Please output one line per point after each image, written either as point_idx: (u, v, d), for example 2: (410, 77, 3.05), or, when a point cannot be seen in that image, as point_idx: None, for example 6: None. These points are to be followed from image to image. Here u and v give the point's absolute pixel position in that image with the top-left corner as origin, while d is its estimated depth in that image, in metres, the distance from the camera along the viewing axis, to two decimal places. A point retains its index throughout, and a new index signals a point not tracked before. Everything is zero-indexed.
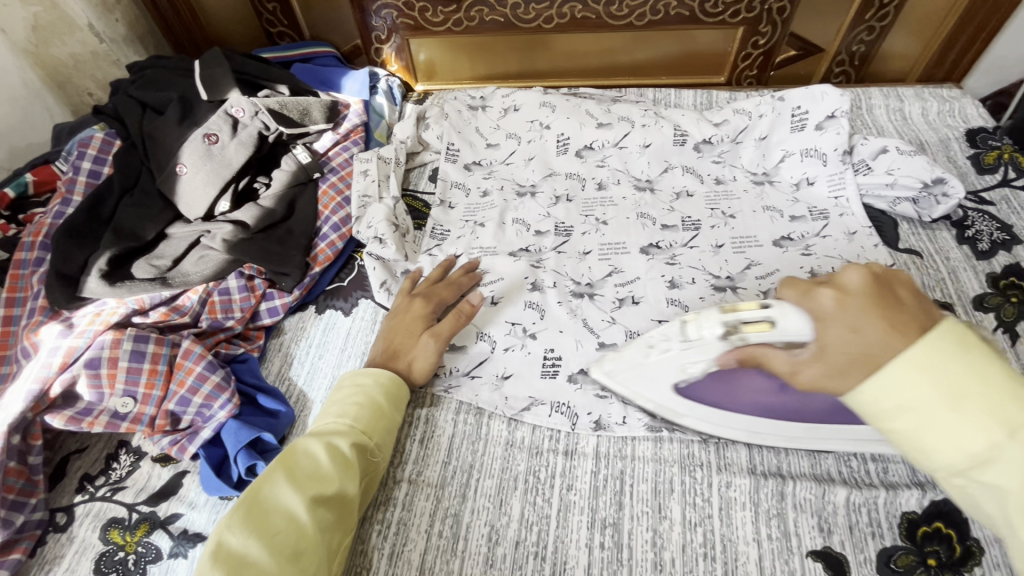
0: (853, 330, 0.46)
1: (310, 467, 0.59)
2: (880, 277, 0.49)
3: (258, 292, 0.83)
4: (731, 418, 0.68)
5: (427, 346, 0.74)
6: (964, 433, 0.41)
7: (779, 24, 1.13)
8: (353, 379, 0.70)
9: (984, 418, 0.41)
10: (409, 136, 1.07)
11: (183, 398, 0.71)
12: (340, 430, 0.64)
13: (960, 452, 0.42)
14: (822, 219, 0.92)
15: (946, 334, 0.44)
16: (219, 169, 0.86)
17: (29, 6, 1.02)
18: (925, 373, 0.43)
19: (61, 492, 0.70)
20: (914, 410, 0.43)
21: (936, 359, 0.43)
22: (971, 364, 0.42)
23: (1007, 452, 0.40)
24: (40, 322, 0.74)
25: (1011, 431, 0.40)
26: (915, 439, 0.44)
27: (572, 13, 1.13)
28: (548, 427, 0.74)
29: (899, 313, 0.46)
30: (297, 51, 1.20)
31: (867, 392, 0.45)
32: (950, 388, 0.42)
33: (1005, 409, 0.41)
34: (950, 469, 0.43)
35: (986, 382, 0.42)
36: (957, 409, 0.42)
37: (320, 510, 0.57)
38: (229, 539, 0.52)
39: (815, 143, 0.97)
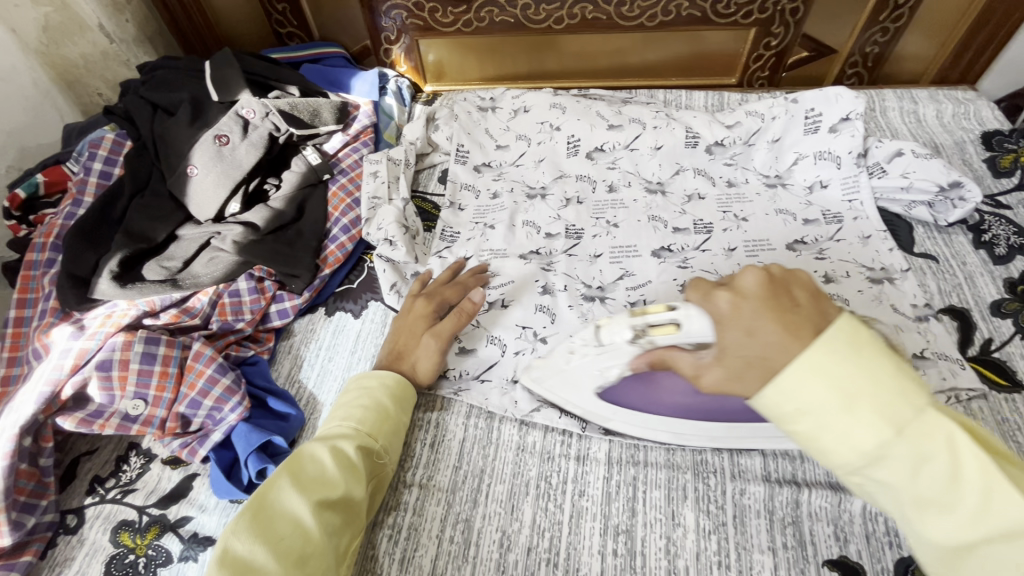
0: (749, 334, 0.44)
1: (315, 472, 0.59)
2: (777, 278, 0.46)
3: (268, 294, 0.83)
4: (653, 421, 0.68)
5: (427, 346, 0.74)
6: (860, 437, 0.39)
7: (792, 24, 1.12)
8: (359, 382, 0.70)
9: (875, 419, 0.39)
10: (419, 137, 1.06)
11: (194, 400, 0.71)
12: (345, 433, 0.63)
13: (854, 452, 0.40)
14: (836, 222, 0.91)
15: (837, 332, 0.41)
16: (229, 170, 0.86)
17: (41, 7, 1.02)
18: (821, 377, 0.40)
19: (72, 494, 0.70)
20: (812, 415, 0.40)
21: (832, 362, 0.40)
22: (864, 364, 0.40)
23: (899, 450, 0.39)
24: (52, 323, 0.74)
25: (901, 430, 0.39)
26: (813, 441, 0.42)
27: (583, 13, 1.12)
28: (559, 432, 0.73)
29: (793, 313, 0.43)
30: (306, 52, 1.19)
31: (769, 398, 0.42)
32: (841, 392, 0.39)
33: (896, 408, 0.39)
34: (844, 468, 0.41)
35: (878, 382, 0.39)
36: (850, 412, 0.39)
37: (326, 514, 0.56)
38: (235, 545, 0.51)
39: (829, 146, 0.96)
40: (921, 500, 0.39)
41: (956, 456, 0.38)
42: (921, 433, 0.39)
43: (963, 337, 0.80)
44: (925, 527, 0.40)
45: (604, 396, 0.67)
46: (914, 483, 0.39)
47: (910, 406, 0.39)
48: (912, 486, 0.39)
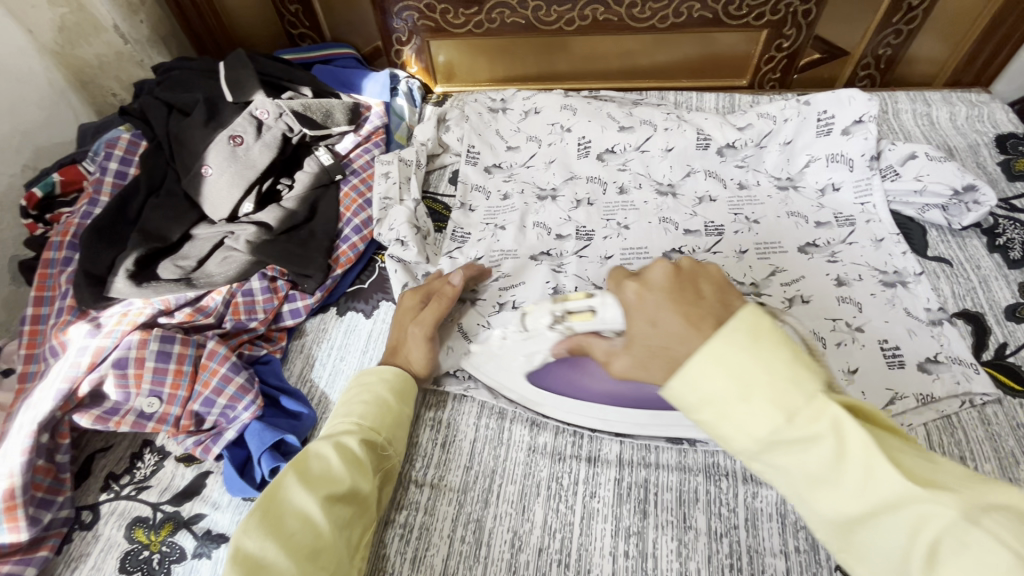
0: (653, 322, 0.48)
1: (321, 469, 0.59)
2: (683, 273, 0.51)
3: (280, 294, 0.83)
4: (580, 406, 0.72)
5: (414, 337, 0.73)
6: (754, 422, 0.41)
7: (804, 27, 1.12)
8: (358, 380, 0.71)
9: (768, 406, 0.41)
10: (430, 138, 1.07)
11: (208, 399, 0.72)
12: (348, 429, 0.63)
13: (750, 438, 0.42)
14: (848, 225, 0.91)
15: (741, 323, 0.43)
16: (243, 171, 0.86)
17: (56, 8, 1.03)
18: (720, 366, 0.42)
19: (87, 491, 0.71)
20: (713, 402, 0.43)
21: (731, 352, 0.42)
22: (761, 354, 0.42)
23: (789, 436, 0.40)
24: (69, 321, 0.75)
25: (792, 417, 0.41)
26: (713, 426, 0.44)
27: (594, 15, 1.12)
28: (570, 433, 0.74)
29: (694, 305, 0.48)
30: (317, 53, 1.20)
31: (677, 389, 0.44)
32: (736, 381, 0.42)
33: (789, 395, 0.41)
34: (740, 453, 0.43)
35: (772, 371, 0.41)
36: (745, 400, 0.42)
37: (336, 508, 0.57)
38: (245, 542, 0.51)
39: (842, 148, 0.96)
40: (812, 481, 0.41)
41: (842, 438, 0.40)
42: (809, 418, 0.40)
43: (977, 341, 0.80)
44: (817, 506, 0.41)
45: (534, 379, 0.73)
46: (806, 468, 0.41)
47: (801, 393, 0.41)
48: (801, 468, 0.41)
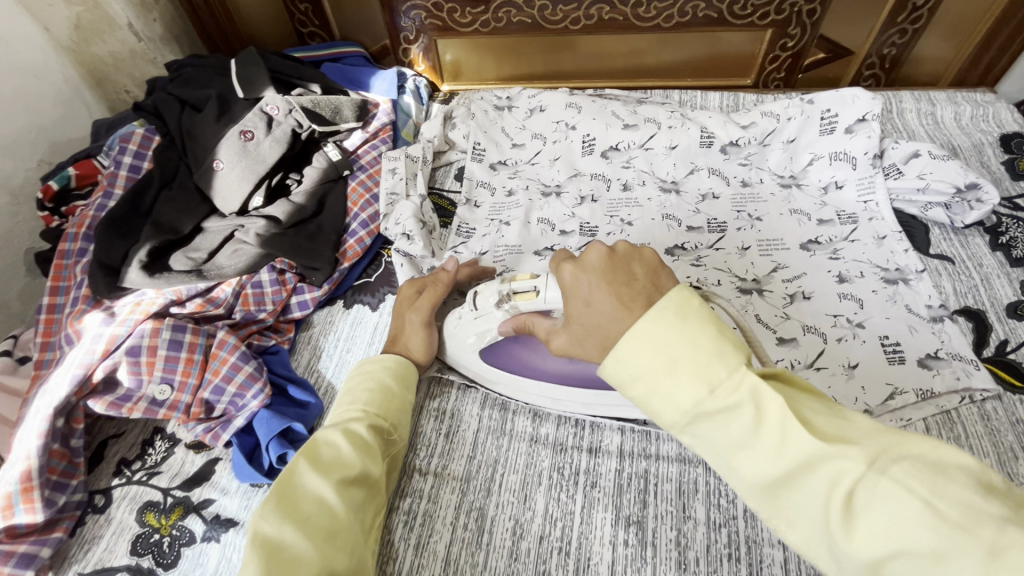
0: (588, 304, 0.53)
1: (331, 454, 0.60)
2: (618, 256, 0.54)
3: (289, 286, 0.85)
4: (529, 385, 0.73)
5: (412, 324, 0.76)
6: (679, 395, 0.44)
7: (808, 26, 1.13)
8: (361, 368, 0.72)
9: (691, 379, 0.44)
10: (436, 135, 1.08)
11: (218, 386, 0.73)
12: (354, 416, 0.65)
13: (677, 410, 0.45)
14: (850, 223, 0.92)
15: (669, 302, 0.47)
16: (253, 165, 0.88)
17: (73, 6, 1.05)
18: (648, 343, 0.46)
19: (100, 475, 0.73)
20: (643, 378, 0.46)
21: (657, 330, 0.46)
22: (687, 329, 0.45)
23: (710, 405, 0.43)
24: (84, 310, 0.77)
25: (712, 388, 0.43)
26: (644, 402, 0.47)
27: (599, 14, 1.14)
28: (572, 425, 0.75)
29: (627, 288, 0.51)
30: (326, 51, 1.22)
31: (611, 367, 0.47)
32: (662, 356, 0.45)
33: (709, 367, 0.44)
34: (670, 427, 0.46)
35: (694, 345, 0.45)
36: (671, 374, 0.45)
37: (349, 490, 0.58)
38: (264, 527, 0.52)
39: (845, 146, 0.96)
40: (735, 449, 0.43)
41: (759, 404, 0.42)
42: (729, 388, 0.43)
43: (978, 338, 0.80)
44: (744, 474, 0.43)
45: (487, 357, 0.74)
46: (730, 436, 0.43)
47: (722, 366, 0.44)
48: (724, 436, 0.43)
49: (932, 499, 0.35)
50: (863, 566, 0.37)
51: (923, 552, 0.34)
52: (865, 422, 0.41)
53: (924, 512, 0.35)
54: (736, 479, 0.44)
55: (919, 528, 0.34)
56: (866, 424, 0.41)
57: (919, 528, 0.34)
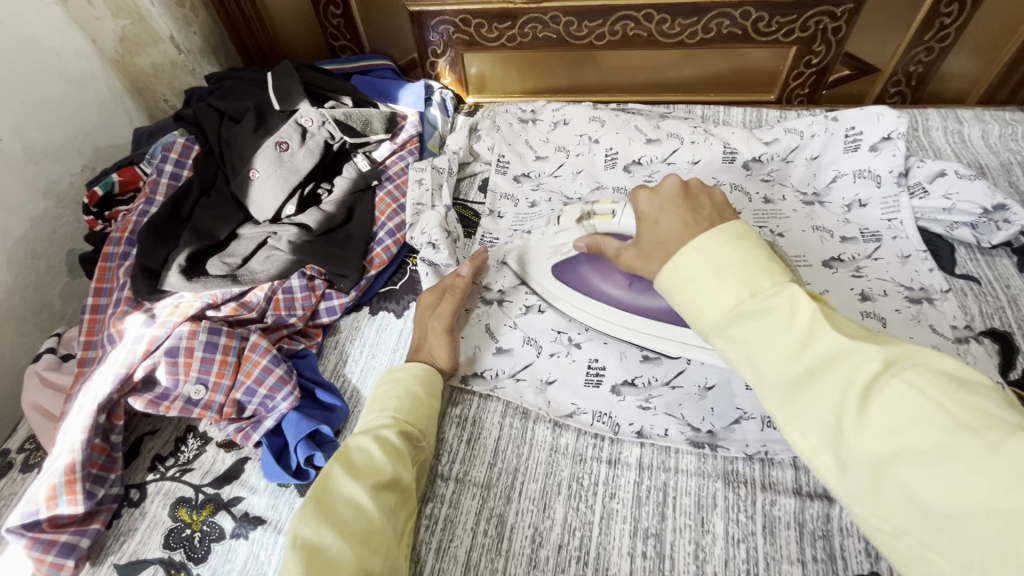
0: (655, 224, 0.57)
1: (364, 460, 0.62)
2: (690, 189, 0.58)
3: (318, 292, 0.88)
4: (589, 304, 0.81)
5: (437, 331, 0.79)
6: (723, 296, 0.47)
7: (834, 43, 1.13)
8: (388, 375, 0.74)
9: (737, 283, 0.47)
10: (461, 147, 1.11)
11: (250, 388, 0.76)
12: (385, 423, 0.67)
13: (719, 310, 0.47)
14: (874, 241, 0.92)
15: (730, 227, 0.51)
16: (287, 175, 0.92)
17: (119, 19, 1.10)
18: (705, 253, 0.50)
19: (136, 470, 0.76)
20: (692, 284, 0.49)
21: (715, 244, 0.50)
22: (740, 247, 0.49)
23: (748, 303, 0.45)
24: (125, 311, 0.80)
25: (754, 291, 0.46)
26: (690, 305, 0.50)
27: (624, 30, 1.16)
28: (591, 436, 0.76)
29: (694, 213, 0.55)
30: (357, 64, 1.26)
31: (667, 279, 0.52)
32: (717, 261, 0.49)
33: (756, 276, 0.47)
34: (708, 326, 0.48)
35: (746, 260, 0.48)
36: (721, 278, 0.48)
37: (383, 495, 0.60)
38: (303, 531, 0.55)
39: (869, 164, 0.97)
40: (761, 345, 0.45)
41: (796, 306, 0.44)
42: (771, 290, 0.46)
43: (1004, 360, 0.79)
44: (765, 370, 0.45)
45: (557, 272, 0.84)
46: (763, 333, 0.45)
47: (767, 277, 0.47)
48: (756, 334, 0.45)
49: (946, 402, 0.37)
50: (866, 459, 0.39)
51: (931, 451, 0.36)
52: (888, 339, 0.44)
53: (937, 413, 0.37)
54: (759, 377, 0.45)
55: (930, 428, 0.36)
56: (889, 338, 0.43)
57: (929, 427, 0.36)
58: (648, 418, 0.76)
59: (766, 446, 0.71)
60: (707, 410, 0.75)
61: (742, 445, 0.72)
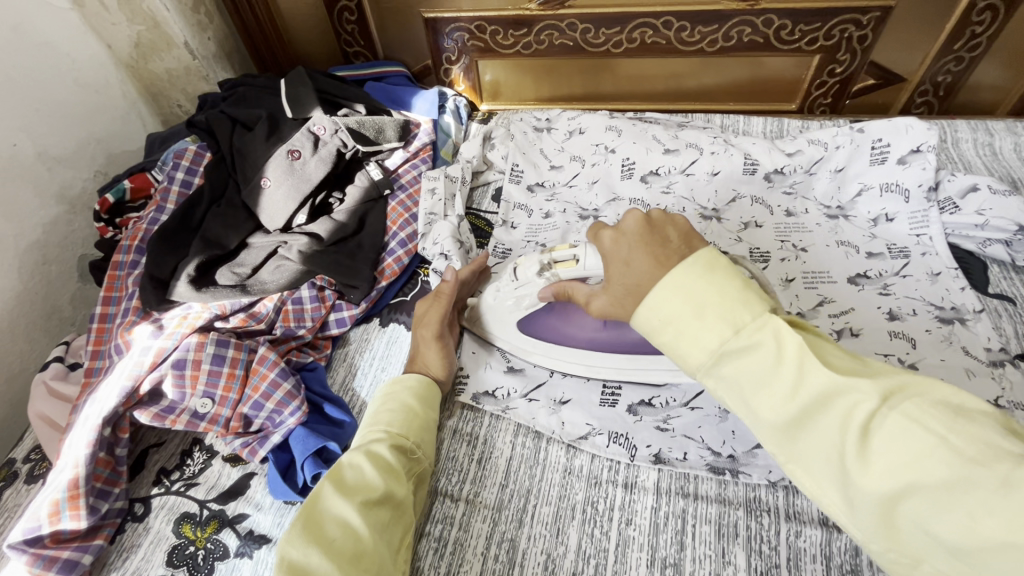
0: (627, 263, 0.53)
1: (355, 477, 0.60)
2: (653, 222, 0.54)
3: (327, 303, 0.86)
4: (566, 352, 0.79)
5: (425, 338, 0.77)
6: (706, 337, 0.45)
7: (859, 52, 1.10)
8: (383, 390, 0.72)
9: (717, 322, 0.45)
10: (475, 155, 1.09)
11: (257, 402, 0.74)
12: (376, 437, 0.65)
13: (703, 350, 0.46)
14: (902, 257, 0.88)
15: (699, 257, 0.48)
16: (299, 184, 0.90)
17: (135, 25, 1.10)
18: (678, 292, 0.47)
19: (140, 484, 0.74)
20: (671, 326, 0.47)
21: (687, 281, 0.47)
22: (713, 280, 0.47)
23: (733, 343, 0.44)
24: (133, 322, 0.79)
25: (737, 328, 0.44)
26: (673, 348, 0.48)
27: (642, 38, 1.13)
28: (606, 458, 0.73)
29: (663, 248, 0.51)
30: (370, 71, 1.25)
31: (643, 317, 0.49)
32: (693, 300, 0.46)
33: (735, 310, 0.45)
34: (695, 368, 0.47)
35: (723, 293, 0.46)
36: (699, 318, 0.46)
37: (373, 512, 0.58)
38: (290, 552, 0.52)
39: (897, 178, 0.94)
40: (754, 387, 0.44)
41: (784, 343, 0.43)
42: (754, 327, 0.44)
43: None
44: (761, 413, 0.44)
45: (525, 327, 0.80)
46: (753, 375, 0.44)
47: (747, 310, 0.45)
48: (747, 375, 0.44)
49: (947, 435, 0.36)
50: (873, 498, 0.38)
51: (938, 486, 0.35)
52: (880, 366, 0.43)
53: (939, 447, 0.36)
54: (755, 418, 0.45)
55: (933, 462, 0.36)
56: (881, 366, 0.43)
57: (931, 463, 0.36)
58: (666, 440, 0.73)
59: (790, 473, 0.68)
60: (727, 434, 0.73)
61: (764, 471, 0.69)
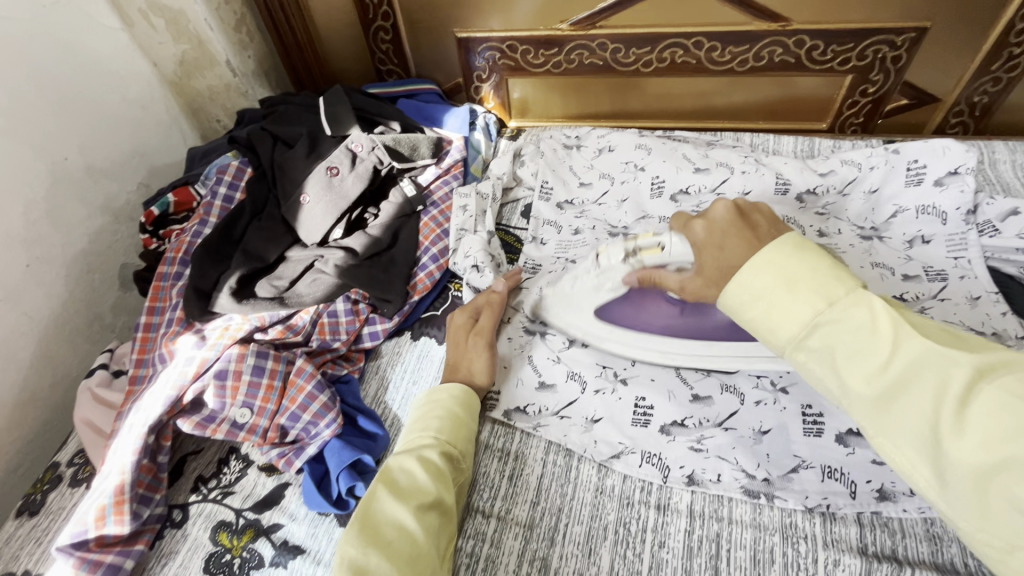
0: (720, 248, 0.57)
1: (407, 481, 0.62)
2: (742, 210, 0.58)
3: (362, 316, 0.88)
4: (641, 340, 0.81)
5: (477, 346, 0.79)
6: (801, 308, 0.48)
7: (893, 72, 1.09)
8: (428, 397, 0.73)
9: (812, 295, 0.48)
10: (505, 172, 1.10)
11: (294, 414, 0.76)
12: (427, 443, 0.66)
13: (797, 321, 0.48)
14: (939, 280, 0.87)
15: (788, 238, 0.52)
16: (337, 201, 0.92)
17: (180, 44, 1.15)
18: (768, 267, 0.51)
19: (179, 490, 0.76)
20: (763, 299, 0.50)
21: (778, 258, 0.51)
22: (805, 258, 0.50)
23: (830, 316, 0.47)
24: (177, 332, 0.82)
25: (831, 300, 0.47)
26: (761, 318, 0.51)
27: (672, 58, 1.14)
28: (638, 478, 0.73)
29: (754, 233, 0.55)
30: (402, 88, 1.27)
31: (731, 299, 0.53)
32: (787, 274, 0.50)
33: (829, 285, 0.48)
34: (786, 342, 0.49)
35: (814, 270, 0.49)
36: (792, 292, 0.49)
37: (427, 515, 0.59)
38: (348, 550, 0.54)
39: (934, 200, 0.93)
40: (849, 357, 0.46)
41: (882, 318, 0.45)
42: (850, 301, 0.47)
43: None
44: (851, 383, 0.46)
45: (602, 315, 0.83)
46: (847, 345, 0.46)
47: (840, 286, 0.48)
48: (841, 346, 0.47)
49: None
50: (969, 469, 0.40)
51: None
52: (976, 342, 0.45)
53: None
54: (845, 390, 0.47)
55: None
56: (979, 344, 0.45)
57: None
58: (700, 461, 0.73)
59: (827, 499, 0.68)
60: (762, 456, 0.72)
61: (801, 497, 0.68)
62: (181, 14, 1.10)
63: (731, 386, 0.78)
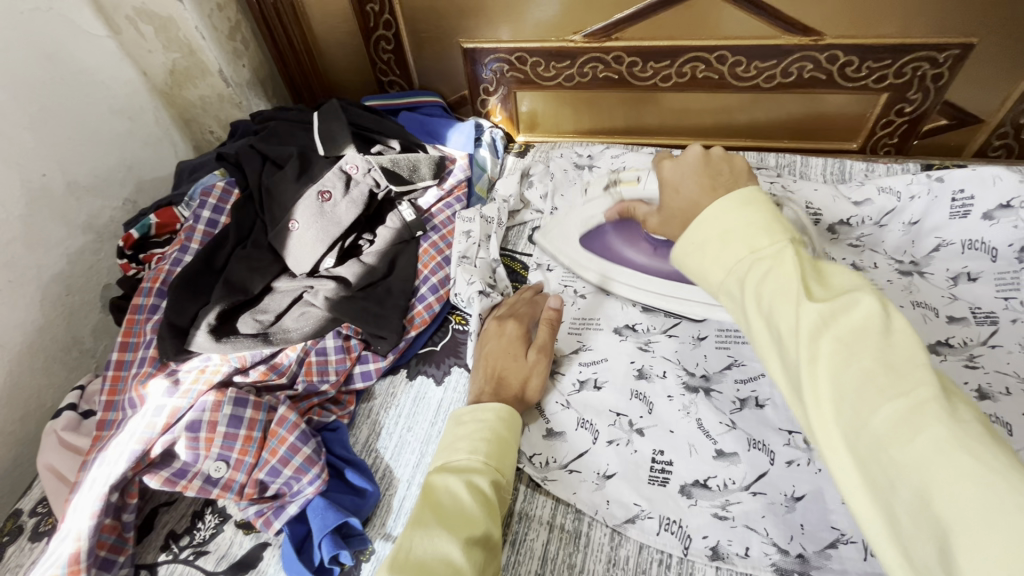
0: (677, 190, 0.57)
1: (457, 511, 0.52)
2: (711, 159, 0.57)
3: (353, 354, 0.81)
4: (617, 270, 0.88)
5: (538, 362, 0.72)
6: (726, 256, 0.45)
7: (932, 91, 1.01)
8: (469, 414, 0.63)
9: (738, 247, 0.44)
10: (512, 194, 1.02)
11: (274, 468, 0.69)
12: (475, 467, 0.57)
13: (722, 268, 0.45)
14: (989, 323, 0.77)
15: (740, 192, 0.47)
16: (328, 227, 0.85)
17: (170, 52, 1.08)
18: (711, 223, 0.46)
19: (147, 548, 0.69)
20: (700, 245, 0.47)
21: (725, 217, 0.46)
22: (746, 213, 0.45)
23: (746, 265, 0.43)
24: (149, 374, 0.75)
25: (753, 250, 0.43)
26: (695, 268, 0.48)
27: (692, 72, 1.07)
28: (656, 548, 0.66)
29: (715, 179, 0.55)
30: (404, 100, 1.20)
31: (679, 247, 0.49)
32: (719, 226, 0.46)
33: (756, 236, 0.44)
34: (714, 286, 0.46)
35: (752, 222, 0.44)
36: (723, 242, 0.45)
37: (474, 552, 0.50)
38: None
39: (982, 234, 0.84)
40: (750, 298, 0.42)
41: (781, 264, 0.41)
42: (770, 252, 0.42)
43: None
44: (750, 322, 0.42)
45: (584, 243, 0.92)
46: (755, 290, 0.41)
47: (767, 236, 0.43)
48: (749, 293, 0.42)
49: (880, 368, 0.33)
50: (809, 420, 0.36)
51: (860, 414, 0.33)
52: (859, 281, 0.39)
53: (870, 376, 0.33)
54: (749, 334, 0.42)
55: (859, 391, 0.33)
56: (849, 285, 0.39)
57: (859, 391, 0.33)
58: (726, 530, 0.65)
59: None
60: (795, 528, 0.63)
61: None
62: (170, 21, 1.04)
63: (759, 442, 0.70)
